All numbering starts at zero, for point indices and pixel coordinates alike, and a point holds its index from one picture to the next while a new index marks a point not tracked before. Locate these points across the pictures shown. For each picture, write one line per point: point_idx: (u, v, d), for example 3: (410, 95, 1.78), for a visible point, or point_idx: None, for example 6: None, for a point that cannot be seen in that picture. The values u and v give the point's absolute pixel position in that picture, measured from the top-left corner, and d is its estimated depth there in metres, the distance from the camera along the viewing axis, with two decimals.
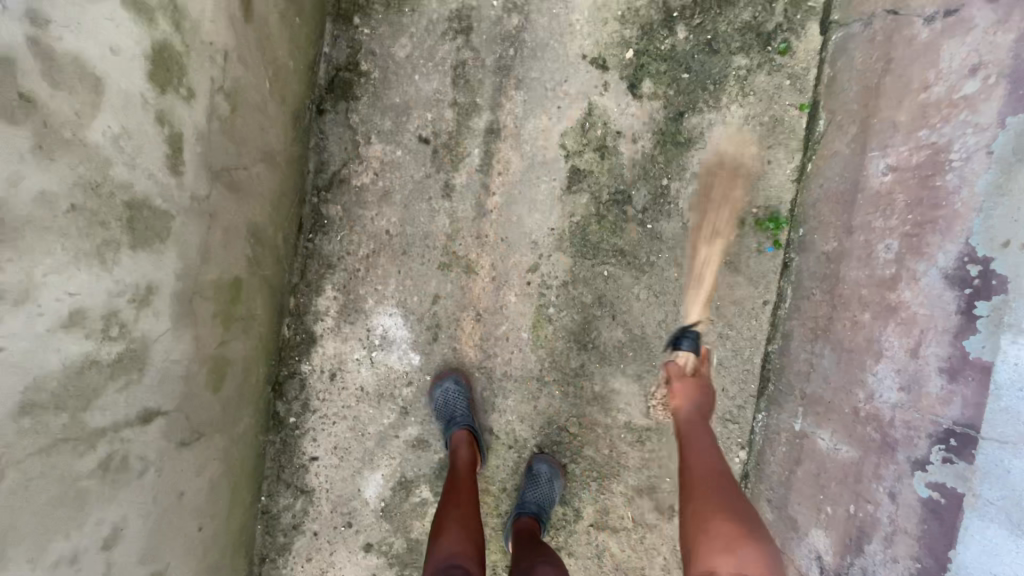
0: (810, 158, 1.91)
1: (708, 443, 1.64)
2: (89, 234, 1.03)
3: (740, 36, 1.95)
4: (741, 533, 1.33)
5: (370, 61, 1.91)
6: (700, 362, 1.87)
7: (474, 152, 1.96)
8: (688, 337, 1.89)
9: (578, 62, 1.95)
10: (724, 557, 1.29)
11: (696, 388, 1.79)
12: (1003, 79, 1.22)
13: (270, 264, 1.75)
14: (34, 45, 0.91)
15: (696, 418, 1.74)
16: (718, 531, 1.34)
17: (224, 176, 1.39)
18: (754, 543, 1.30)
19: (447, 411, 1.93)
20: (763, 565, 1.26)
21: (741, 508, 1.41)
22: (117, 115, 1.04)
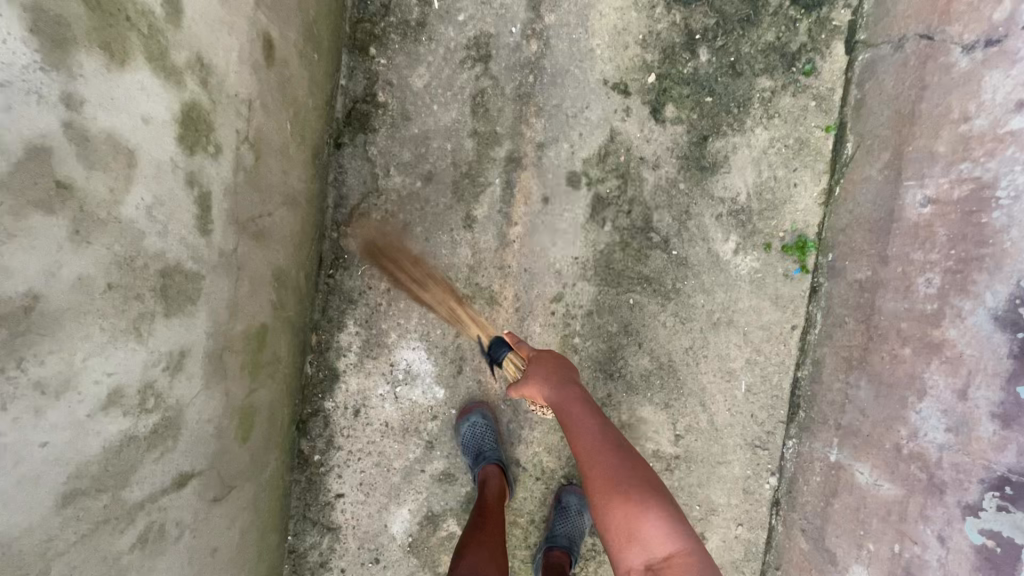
0: (838, 181, 1.88)
1: (583, 415, 1.49)
2: (124, 310, 1.00)
3: (763, 58, 1.91)
4: (631, 519, 1.32)
5: (388, 92, 1.88)
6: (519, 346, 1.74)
7: (494, 182, 1.93)
8: (501, 343, 1.83)
9: (599, 88, 1.91)
10: (629, 552, 1.31)
11: (545, 371, 1.58)
12: None
13: (294, 305, 1.72)
14: (68, 128, 0.86)
15: (558, 392, 1.54)
16: (616, 525, 1.33)
17: (249, 227, 1.36)
18: (651, 523, 1.31)
19: (476, 444, 1.90)
20: (663, 545, 1.29)
21: (629, 484, 1.37)
22: (148, 186, 1.00)
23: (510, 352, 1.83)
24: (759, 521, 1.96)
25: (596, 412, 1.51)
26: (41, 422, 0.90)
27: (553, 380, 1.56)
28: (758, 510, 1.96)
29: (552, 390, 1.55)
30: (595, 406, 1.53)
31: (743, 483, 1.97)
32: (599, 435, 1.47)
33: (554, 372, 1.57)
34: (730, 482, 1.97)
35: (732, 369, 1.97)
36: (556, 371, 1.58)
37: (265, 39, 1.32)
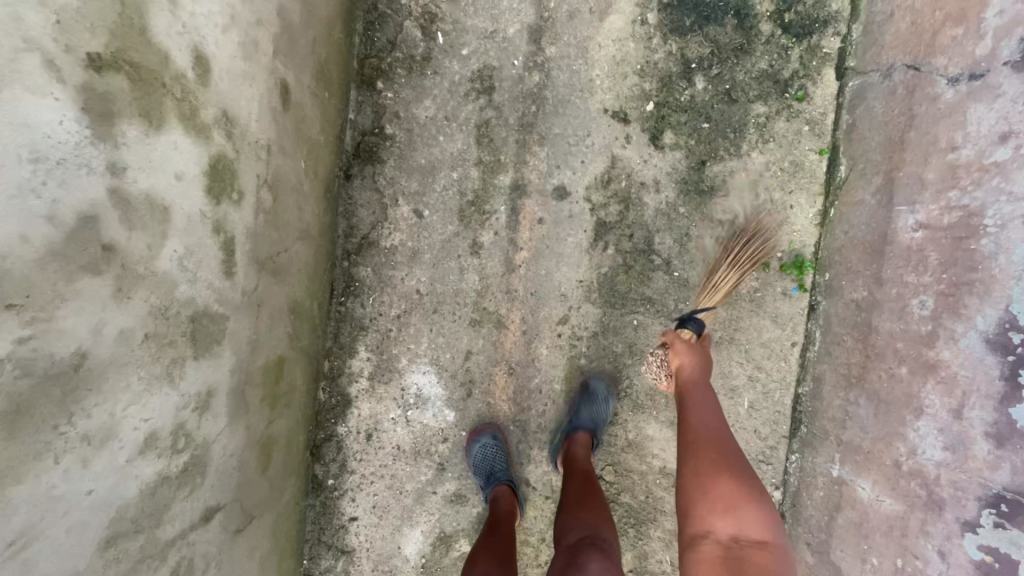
0: (832, 202, 1.94)
1: (709, 402, 1.67)
2: (159, 357, 1.07)
3: (758, 84, 1.98)
4: (735, 497, 1.43)
5: (395, 124, 1.94)
6: (702, 335, 1.84)
7: (500, 209, 1.98)
8: (693, 320, 1.84)
9: (599, 116, 1.97)
10: (721, 520, 1.42)
11: (700, 357, 1.79)
12: None
13: (308, 334, 1.76)
14: (113, 194, 0.95)
15: (699, 381, 1.73)
16: (719, 494, 1.44)
17: (268, 264, 1.41)
18: (752, 507, 1.42)
19: (486, 466, 1.95)
20: (758, 527, 1.40)
21: (742, 470, 1.48)
22: (180, 239, 1.07)
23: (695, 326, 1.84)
24: None
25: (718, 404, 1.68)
26: (87, 471, 0.98)
27: (698, 371, 1.76)
28: None
29: (693, 375, 1.75)
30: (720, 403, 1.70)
31: None
32: (721, 425, 1.62)
33: (706, 366, 1.77)
34: None
35: (735, 387, 2.01)
36: (709, 366, 1.78)
37: (282, 86, 1.38)
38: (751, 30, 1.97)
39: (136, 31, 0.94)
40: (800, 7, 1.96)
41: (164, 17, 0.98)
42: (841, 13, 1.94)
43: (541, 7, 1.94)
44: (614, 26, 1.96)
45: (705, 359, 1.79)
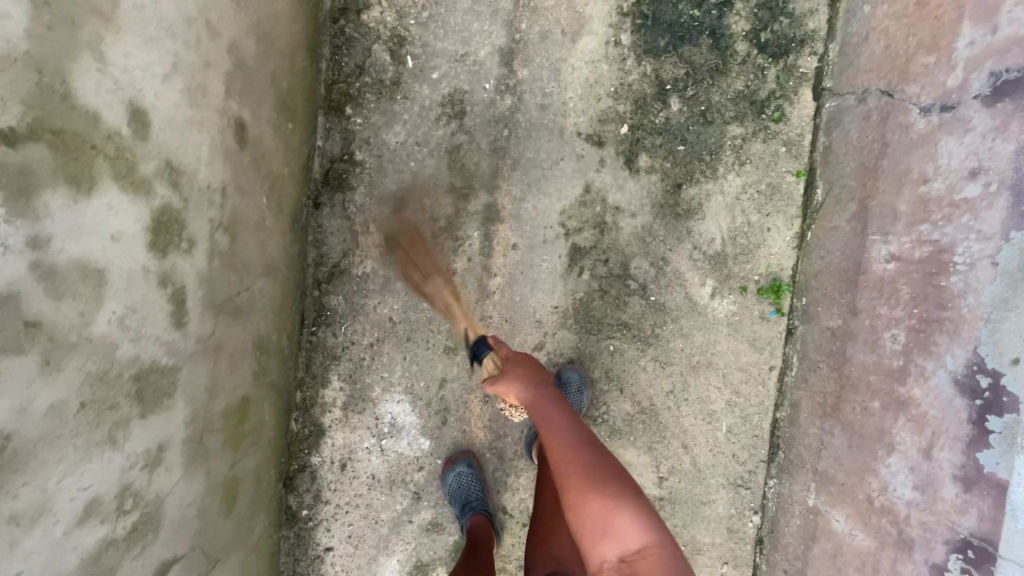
0: (809, 226, 1.92)
1: (559, 418, 1.39)
2: (98, 422, 1.04)
3: (734, 105, 1.94)
4: (607, 512, 1.24)
5: (364, 150, 1.90)
6: (499, 350, 1.51)
7: (473, 235, 1.95)
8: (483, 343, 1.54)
9: (573, 140, 1.94)
10: (607, 546, 1.22)
11: (525, 370, 1.42)
12: (1004, 189, 1.23)
13: (276, 368, 1.74)
14: (35, 267, 0.90)
15: (540, 398, 1.39)
16: (590, 519, 1.24)
17: (227, 307, 1.38)
18: (624, 517, 1.23)
19: (462, 494, 1.92)
20: (637, 531, 1.22)
21: (605, 476, 1.30)
22: (119, 299, 1.03)
23: (490, 351, 1.53)
24: (743, 559, 2.00)
25: (570, 412, 1.41)
26: (16, 553, 0.95)
27: (528, 384, 1.40)
28: (742, 548, 2.00)
29: (530, 396, 1.40)
30: (571, 409, 1.43)
31: (726, 522, 2.00)
32: (577, 429, 1.40)
33: (537, 375, 1.42)
34: (714, 522, 2.00)
35: (713, 411, 2.00)
36: (537, 372, 1.44)
37: (237, 125, 1.34)
38: (727, 50, 1.93)
39: (57, 96, 0.90)
40: (776, 26, 1.92)
41: (88, 75, 0.93)
42: (818, 32, 1.90)
43: (512, 29, 1.91)
44: (587, 47, 1.92)
45: (532, 364, 1.45)
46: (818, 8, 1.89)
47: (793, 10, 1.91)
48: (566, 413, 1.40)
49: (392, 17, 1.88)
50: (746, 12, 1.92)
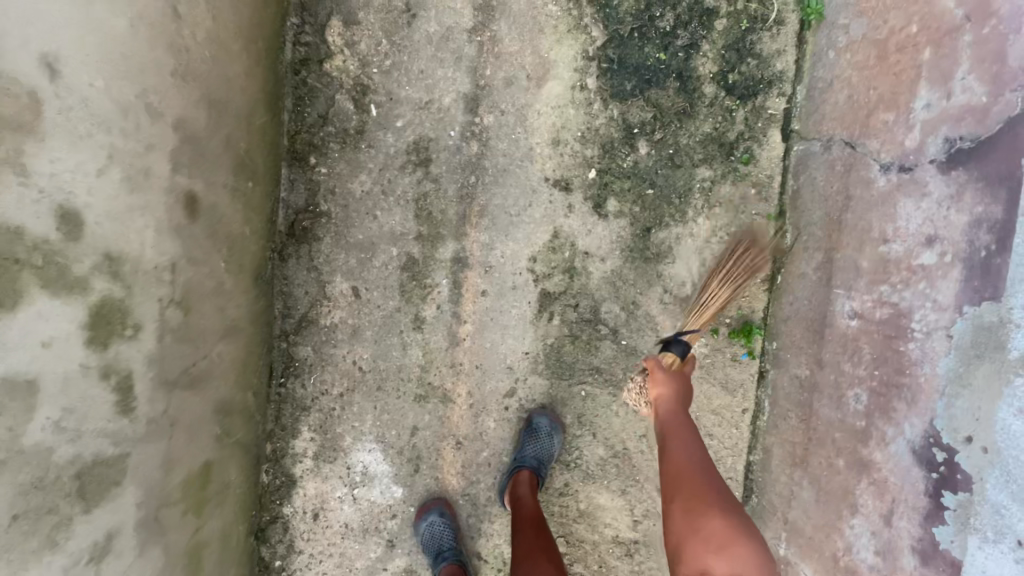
0: (780, 268, 1.90)
1: (692, 444, 1.58)
2: (35, 528, 1.10)
3: (702, 148, 1.93)
4: (729, 535, 1.39)
5: (330, 201, 1.89)
6: (685, 359, 1.71)
7: (442, 282, 1.94)
8: (679, 341, 1.69)
9: (540, 186, 1.92)
10: (716, 561, 1.37)
11: (679, 385, 1.66)
12: (957, 259, 1.20)
13: (243, 426, 1.73)
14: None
15: (676, 415, 1.63)
16: (711, 532, 1.40)
17: (182, 380, 1.38)
18: (745, 544, 1.38)
19: (434, 544, 1.91)
20: (751, 562, 1.36)
21: (731, 506, 1.46)
22: (52, 406, 1.10)
23: (680, 349, 1.70)
24: None
25: (702, 445, 1.59)
26: None
27: (674, 406, 1.64)
28: None
29: (671, 410, 1.64)
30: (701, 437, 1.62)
31: None
32: (706, 458, 1.57)
33: (683, 396, 1.66)
34: None
35: None
36: (688, 395, 1.68)
37: (188, 198, 1.33)
38: (694, 93, 1.92)
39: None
40: (744, 67, 1.90)
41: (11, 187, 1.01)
42: (785, 73, 1.88)
43: (477, 75, 1.89)
44: (553, 92, 1.90)
45: (685, 382, 1.68)
46: (785, 49, 1.87)
47: (760, 50, 1.89)
48: (701, 445, 1.59)
49: (355, 66, 1.86)
50: (714, 53, 1.90)
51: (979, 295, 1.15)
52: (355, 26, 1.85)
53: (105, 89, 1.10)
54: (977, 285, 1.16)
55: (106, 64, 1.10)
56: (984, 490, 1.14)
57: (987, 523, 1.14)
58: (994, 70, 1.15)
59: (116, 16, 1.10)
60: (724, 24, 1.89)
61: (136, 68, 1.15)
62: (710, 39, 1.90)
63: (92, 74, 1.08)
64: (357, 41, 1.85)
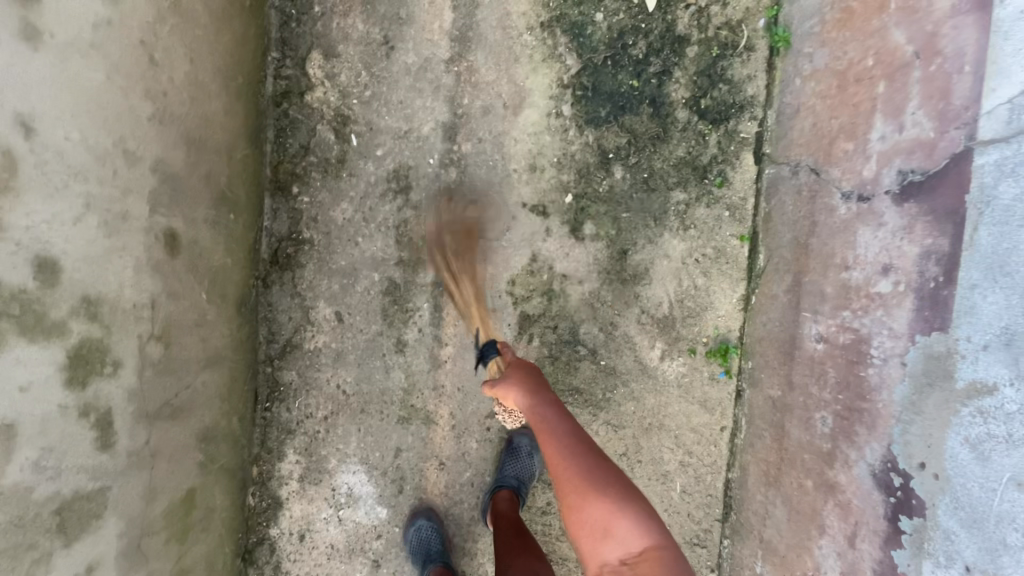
0: (755, 288, 1.94)
1: (563, 430, 1.39)
2: (18, 565, 1.10)
3: (676, 172, 1.97)
4: (609, 515, 1.26)
5: (312, 228, 1.93)
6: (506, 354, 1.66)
7: (423, 306, 1.98)
8: (490, 349, 1.68)
9: (518, 211, 1.97)
10: (609, 549, 1.25)
11: (524, 375, 1.51)
12: (909, 289, 1.23)
13: (228, 451, 1.76)
14: None
15: (533, 404, 1.45)
16: (592, 520, 1.27)
17: (164, 412, 1.41)
18: (624, 519, 1.25)
19: (422, 545, 1.93)
20: (638, 535, 1.24)
21: (604, 475, 1.32)
22: (34, 446, 1.09)
23: (499, 354, 1.67)
24: None
25: (570, 419, 1.42)
26: None
27: (527, 397, 1.45)
28: None
29: (525, 402, 1.46)
30: (569, 414, 1.44)
31: None
32: (578, 436, 1.39)
33: (533, 384, 1.48)
34: None
35: (667, 472, 2.02)
36: (538, 383, 1.48)
37: (168, 236, 1.37)
38: (667, 118, 1.96)
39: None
40: (715, 92, 1.95)
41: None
42: (756, 98, 1.92)
43: (455, 104, 1.94)
44: (529, 119, 1.95)
45: (538, 378, 1.52)
46: (756, 74, 1.92)
47: (731, 76, 1.93)
48: (566, 418, 1.42)
49: (335, 97, 1.91)
50: (685, 79, 1.95)
51: (928, 326, 1.18)
52: (336, 58, 1.90)
53: (84, 139, 1.10)
54: (928, 316, 1.19)
55: (82, 115, 1.09)
56: (936, 517, 1.17)
57: (940, 550, 1.16)
58: (941, 107, 1.19)
59: (93, 70, 1.10)
60: (695, 50, 1.94)
61: (110, 115, 1.16)
62: (681, 66, 1.94)
63: (68, 127, 1.07)
64: (337, 72, 1.90)
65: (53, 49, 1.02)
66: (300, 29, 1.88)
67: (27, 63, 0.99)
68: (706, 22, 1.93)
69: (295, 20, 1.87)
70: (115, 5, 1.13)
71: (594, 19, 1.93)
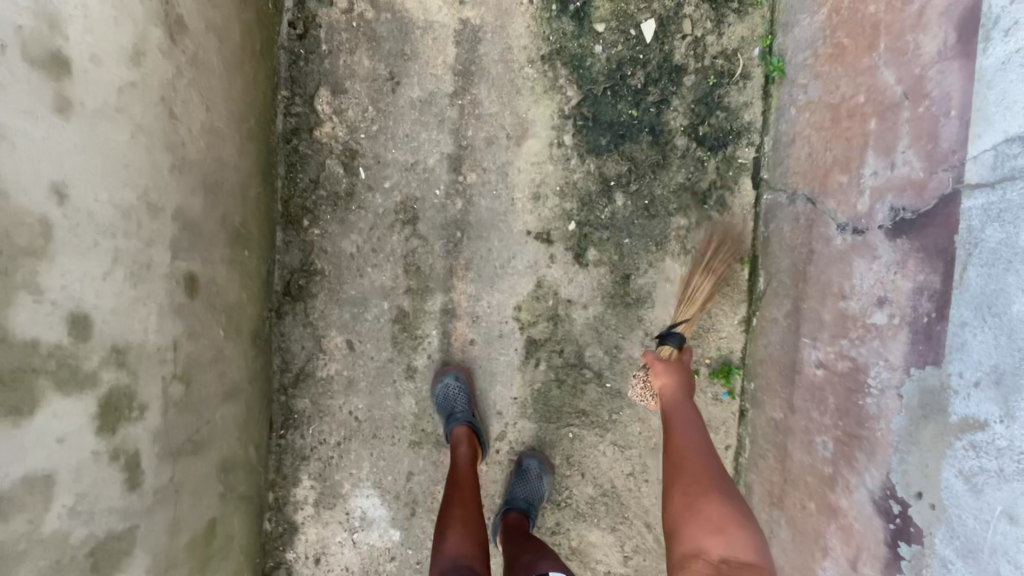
0: (755, 312, 1.98)
1: (693, 435, 1.62)
2: None
3: (676, 198, 2.02)
4: (727, 518, 1.41)
5: (323, 259, 1.98)
6: (682, 350, 1.79)
7: (432, 333, 2.03)
8: (673, 334, 1.78)
9: (523, 239, 2.02)
10: (712, 541, 1.38)
11: (680, 377, 1.73)
12: (903, 323, 1.26)
13: (245, 480, 1.82)
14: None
15: (679, 399, 1.70)
16: (709, 513, 1.43)
17: (186, 448, 1.46)
18: (740, 528, 1.39)
19: (448, 405, 1.96)
20: (746, 548, 1.37)
21: (728, 490, 1.49)
22: (68, 493, 1.13)
23: (676, 343, 1.78)
24: None
25: (705, 436, 1.63)
26: None
27: (678, 394, 1.71)
28: None
29: (675, 396, 1.71)
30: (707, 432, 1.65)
31: None
32: (710, 453, 1.59)
33: (688, 387, 1.73)
34: None
35: None
36: (690, 383, 1.74)
37: (188, 279, 1.42)
38: (667, 145, 2.01)
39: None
40: (713, 120, 2.00)
41: (26, 309, 1.02)
42: (753, 124, 1.98)
43: (459, 136, 1.99)
44: (532, 149, 2.00)
45: (686, 372, 1.76)
46: (752, 101, 1.97)
47: (728, 104, 1.99)
48: (703, 432, 1.64)
49: (343, 132, 1.96)
50: (684, 108, 2.00)
51: (922, 359, 1.21)
52: (343, 95, 1.95)
53: (112, 199, 1.15)
54: (921, 350, 1.21)
55: (110, 175, 1.14)
56: (931, 544, 1.20)
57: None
58: (929, 149, 1.22)
59: (118, 129, 1.15)
60: (692, 79, 1.99)
61: (136, 172, 1.21)
62: (679, 94, 1.99)
63: (96, 188, 1.12)
64: (344, 108, 1.96)
65: (82, 116, 1.08)
66: (308, 67, 1.93)
67: (60, 132, 1.05)
68: (703, 51, 1.98)
69: (303, 59, 1.93)
70: (139, 68, 1.19)
71: (593, 51, 1.98)
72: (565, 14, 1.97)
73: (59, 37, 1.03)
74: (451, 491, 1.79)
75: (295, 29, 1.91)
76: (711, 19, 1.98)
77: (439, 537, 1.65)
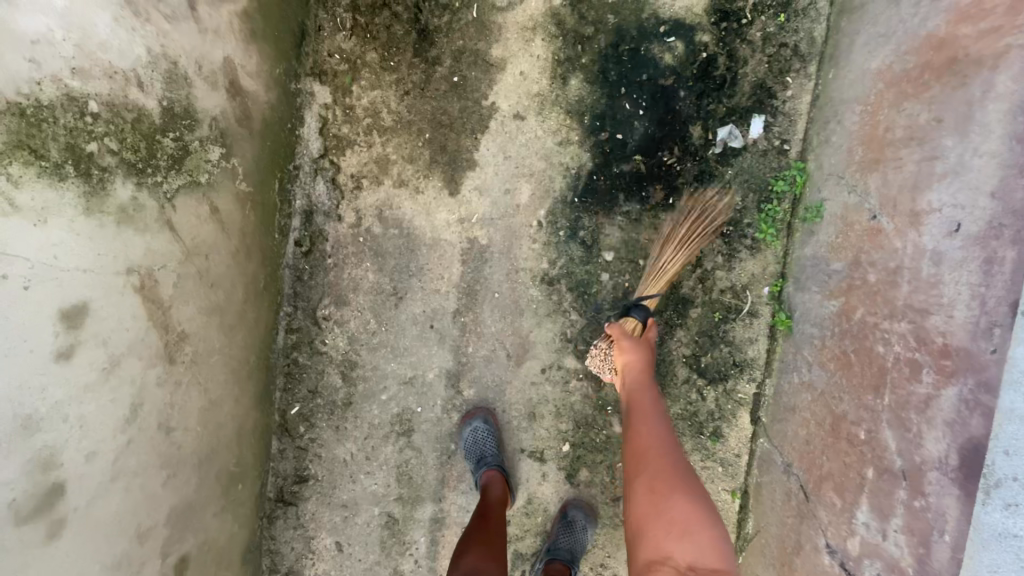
0: (741, 548, 1.96)
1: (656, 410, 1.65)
2: None
3: (672, 426, 1.99)
4: (692, 521, 1.42)
5: (317, 465, 2.00)
6: (646, 325, 1.84)
7: (420, 539, 2.04)
8: (639, 308, 1.82)
9: (517, 454, 2.02)
10: (679, 545, 1.39)
11: (640, 367, 1.74)
12: None
13: None
14: None
15: (643, 380, 1.72)
16: (675, 515, 1.43)
17: None
18: (705, 528, 1.41)
19: (477, 450, 1.93)
20: (714, 555, 1.38)
21: (694, 486, 1.49)
22: None
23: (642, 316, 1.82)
24: None
25: (669, 422, 1.64)
26: None
27: (641, 374, 1.73)
28: None
29: (635, 386, 1.71)
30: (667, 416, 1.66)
31: None
32: (671, 437, 1.61)
33: (648, 363, 1.75)
34: None
35: None
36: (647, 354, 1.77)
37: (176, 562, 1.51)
38: (667, 374, 1.98)
39: None
40: (717, 351, 1.95)
41: None
42: (755, 361, 1.92)
43: (459, 351, 1.98)
44: (531, 368, 1.99)
45: (647, 348, 1.79)
46: (756, 338, 1.91)
47: (732, 337, 1.94)
48: (666, 418, 1.65)
49: (343, 343, 1.95)
50: (688, 338, 1.96)
51: None
52: (345, 307, 1.94)
53: (104, 564, 1.34)
54: None
55: (104, 540, 1.34)
56: None
57: None
58: (919, 551, 1.24)
59: (110, 501, 1.34)
60: (698, 311, 1.95)
61: (130, 517, 1.40)
62: (685, 325, 1.96)
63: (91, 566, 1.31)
64: (346, 320, 1.95)
65: (75, 520, 1.28)
66: (312, 282, 1.91)
67: (49, 553, 1.24)
68: (711, 285, 1.94)
69: (307, 274, 1.91)
70: (133, 424, 1.38)
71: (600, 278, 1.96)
72: (574, 240, 1.95)
73: (54, 468, 1.23)
74: (476, 521, 1.77)
75: (300, 246, 1.89)
76: (722, 254, 1.93)
77: (457, 558, 1.64)
